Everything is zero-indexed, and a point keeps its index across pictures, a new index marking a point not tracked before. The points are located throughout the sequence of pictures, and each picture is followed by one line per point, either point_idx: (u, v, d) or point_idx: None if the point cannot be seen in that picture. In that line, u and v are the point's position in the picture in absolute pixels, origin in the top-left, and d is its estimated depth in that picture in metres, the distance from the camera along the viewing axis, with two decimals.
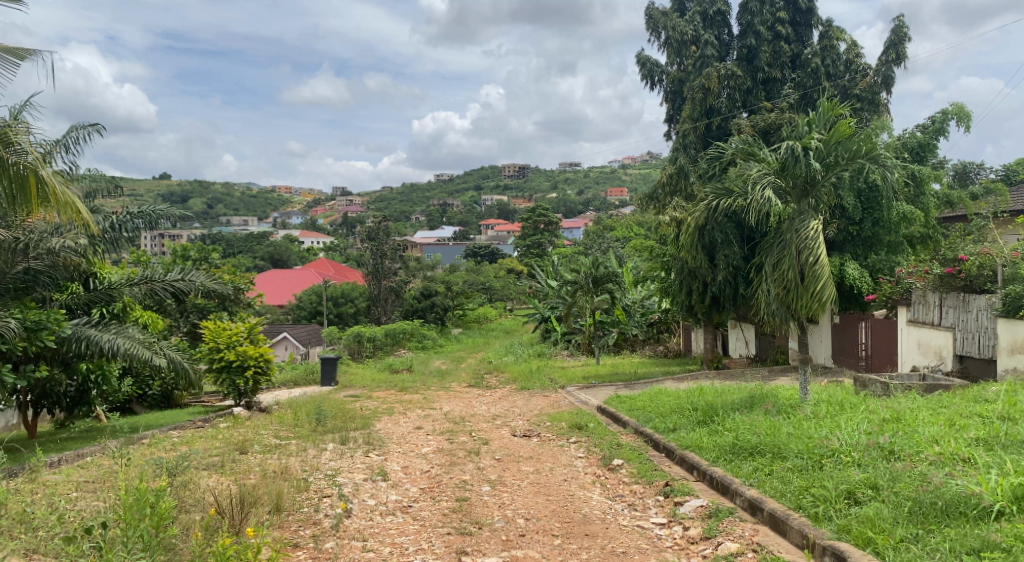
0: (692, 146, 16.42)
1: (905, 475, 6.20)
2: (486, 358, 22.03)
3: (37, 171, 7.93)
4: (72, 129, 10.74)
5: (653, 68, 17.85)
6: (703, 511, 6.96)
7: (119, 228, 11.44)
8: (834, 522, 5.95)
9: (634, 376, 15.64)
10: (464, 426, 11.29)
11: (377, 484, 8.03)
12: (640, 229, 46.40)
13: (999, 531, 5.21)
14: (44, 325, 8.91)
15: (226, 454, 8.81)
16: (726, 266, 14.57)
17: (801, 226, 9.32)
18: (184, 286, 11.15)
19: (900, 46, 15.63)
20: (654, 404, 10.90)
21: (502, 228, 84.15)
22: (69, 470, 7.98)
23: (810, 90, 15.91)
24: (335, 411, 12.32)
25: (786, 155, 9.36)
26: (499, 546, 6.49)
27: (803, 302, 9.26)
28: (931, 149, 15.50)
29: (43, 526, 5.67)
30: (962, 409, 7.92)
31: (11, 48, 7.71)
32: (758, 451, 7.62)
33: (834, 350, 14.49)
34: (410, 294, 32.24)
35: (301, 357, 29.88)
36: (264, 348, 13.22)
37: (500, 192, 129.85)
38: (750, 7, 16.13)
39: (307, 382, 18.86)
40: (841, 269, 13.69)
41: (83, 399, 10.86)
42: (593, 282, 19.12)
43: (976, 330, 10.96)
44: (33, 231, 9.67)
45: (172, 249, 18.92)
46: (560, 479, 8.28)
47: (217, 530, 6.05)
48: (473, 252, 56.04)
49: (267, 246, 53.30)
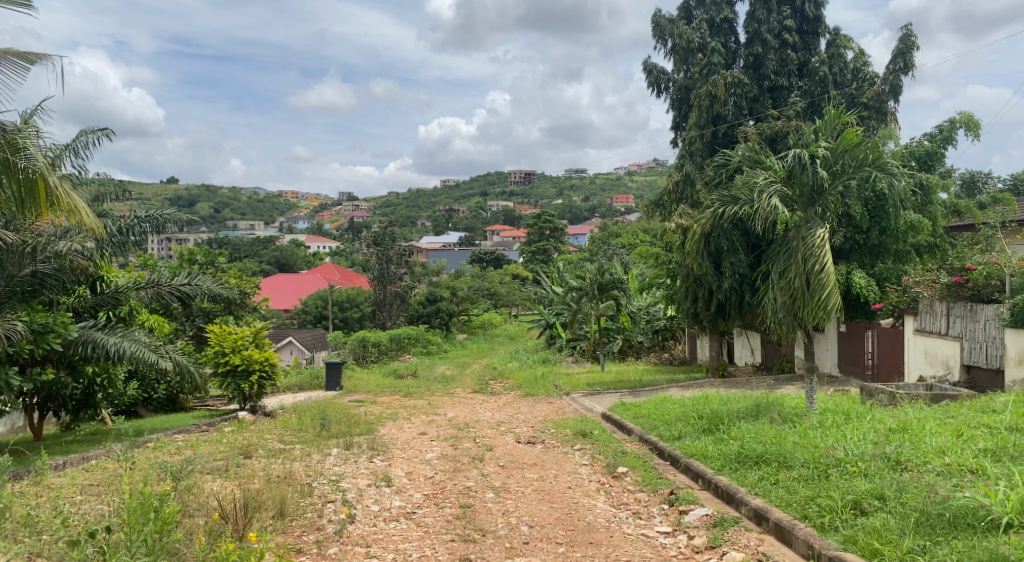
0: (698, 154, 16.48)
1: (912, 486, 6.17)
2: (490, 364, 22.03)
3: (46, 177, 7.92)
4: (82, 133, 10.78)
5: (660, 75, 17.83)
6: (708, 520, 6.92)
7: (126, 232, 11.39)
8: (840, 532, 5.91)
9: (638, 383, 15.68)
10: (469, 432, 11.31)
11: (381, 489, 8.03)
12: (646, 236, 46.42)
13: (1008, 544, 5.14)
14: (50, 328, 8.96)
15: (231, 458, 8.82)
16: (732, 273, 14.50)
17: (808, 234, 9.29)
18: (190, 290, 11.15)
19: (908, 55, 15.56)
20: (659, 411, 10.89)
21: (508, 232, 85.53)
22: (75, 472, 8.04)
23: (817, 98, 15.85)
24: (339, 416, 12.31)
25: (793, 163, 9.38)
26: (502, 553, 6.47)
27: (810, 310, 9.22)
28: (939, 157, 15.42)
29: (47, 529, 5.64)
30: (970, 419, 7.90)
31: (22, 52, 7.76)
32: (764, 460, 7.58)
33: (840, 359, 14.40)
34: (415, 299, 32.03)
35: (307, 361, 29.91)
36: (270, 352, 13.15)
37: (506, 198, 130.08)
38: (758, 16, 16.16)
39: (311, 386, 18.88)
40: (847, 278, 13.67)
41: (89, 402, 10.91)
42: (599, 289, 19.19)
43: (984, 339, 10.87)
44: (42, 234, 9.67)
45: (178, 253, 18.98)
46: (565, 485, 8.27)
47: (220, 534, 6.05)
48: (479, 258, 56.13)
49: (273, 250, 53.42)
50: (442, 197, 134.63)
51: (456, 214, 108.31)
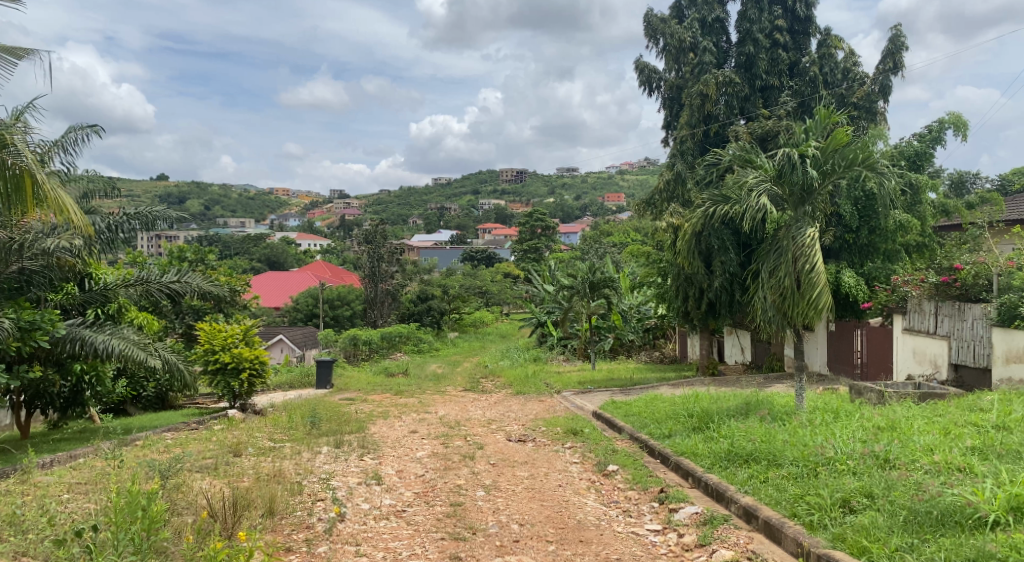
0: (689, 153, 16.49)
1: (901, 483, 6.20)
2: (481, 363, 21.96)
3: (33, 173, 7.86)
4: (70, 129, 10.70)
5: (651, 75, 17.87)
6: (697, 518, 6.94)
7: (116, 229, 11.32)
8: (829, 530, 5.93)
9: (628, 382, 15.69)
10: (459, 431, 11.24)
11: (371, 488, 8.00)
12: (637, 235, 46.39)
13: (994, 541, 5.18)
14: (37, 325, 8.86)
15: (221, 456, 8.79)
16: (722, 272, 14.57)
17: (798, 233, 9.31)
18: (180, 288, 11.07)
19: (898, 55, 15.63)
20: (649, 410, 10.86)
21: (499, 232, 85.36)
22: (62, 471, 7.97)
23: (807, 99, 15.91)
24: (329, 414, 12.27)
25: (782, 162, 9.41)
26: (493, 551, 6.47)
27: (800, 309, 9.25)
28: (927, 158, 15.54)
29: (33, 528, 5.61)
30: (957, 418, 7.92)
31: (8, 47, 7.69)
32: (753, 459, 7.60)
33: (830, 358, 14.42)
34: (406, 298, 31.77)
35: (297, 359, 29.79)
36: (260, 350, 13.09)
37: (497, 197, 129.97)
38: (749, 15, 16.21)
39: (302, 385, 18.81)
40: (837, 277, 13.71)
41: (77, 400, 10.84)
42: (590, 287, 19.19)
43: (971, 338, 10.92)
44: (29, 230, 9.62)
45: (168, 250, 18.88)
46: (555, 484, 8.26)
47: (209, 533, 6.04)
48: (470, 256, 55.98)
49: (264, 248, 53.13)
50: (434, 196, 134.41)
51: (448, 213, 107.86)
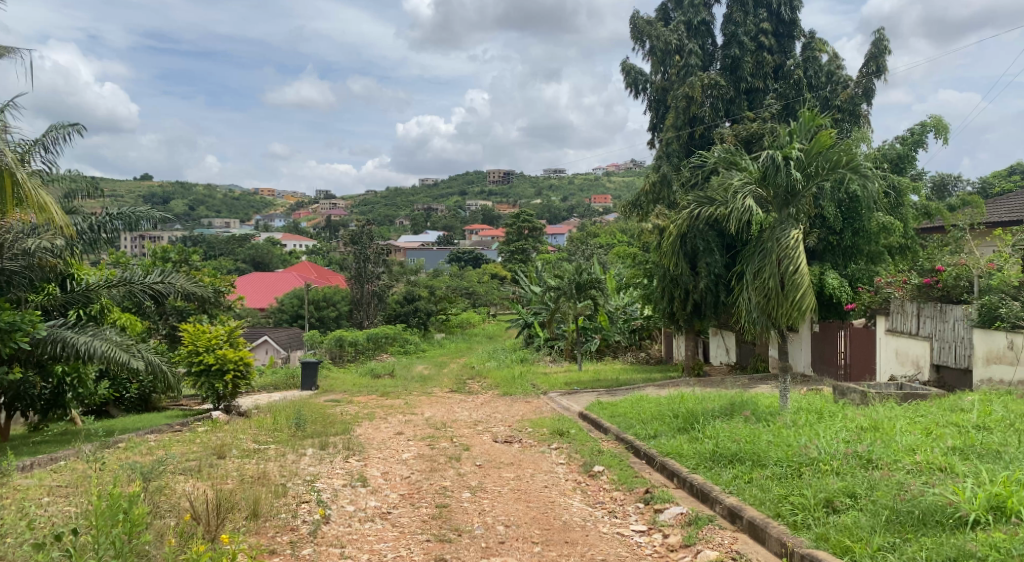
0: (675, 155, 16.50)
1: (883, 483, 6.24)
2: (467, 364, 21.93)
3: (14, 172, 7.79)
4: (51, 128, 10.60)
5: (637, 76, 17.90)
6: (682, 518, 6.96)
7: (97, 229, 11.26)
8: (812, 530, 5.97)
9: (614, 382, 15.73)
10: (445, 432, 11.23)
11: (357, 490, 7.97)
12: (623, 236, 46.53)
13: (974, 540, 5.22)
14: (17, 327, 8.77)
15: (204, 459, 8.73)
16: (708, 273, 14.65)
17: (782, 234, 9.36)
18: (163, 289, 10.98)
19: (881, 59, 15.75)
20: (635, 411, 10.88)
21: (486, 232, 85.34)
22: (42, 473, 7.89)
23: (792, 101, 15.98)
24: (314, 416, 12.22)
25: (767, 163, 9.47)
26: (478, 553, 6.47)
27: (784, 310, 9.30)
28: (910, 161, 15.69)
29: (11, 532, 5.54)
30: (938, 418, 7.99)
31: None
32: (737, 459, 7.63)
33: (814, 359, 14.49)
34: (393, 299, 31.69)
35: (283, 360, 29.69)
36: (244, 351, 13.01)
37: (484, 198, 129.92)
38: (735, 18, 16.31)
39: (287, 386, 18.74)
40: (821, 278, 13.79)
41: (58, 402, 10.71)
42: (576, 289, 19.27)
43: (953, 339, 11.01)
44: (9, 230, 9.54)
45: (152, 251, 18.74)
46: (540, 485, 8.26)
47: (192, 536, 6.00)
48: (456, 256, 55.95)
49: (249, 248, 52.88)
50: (421, 196, 134.18)
51: (435, 214, 107.72)
